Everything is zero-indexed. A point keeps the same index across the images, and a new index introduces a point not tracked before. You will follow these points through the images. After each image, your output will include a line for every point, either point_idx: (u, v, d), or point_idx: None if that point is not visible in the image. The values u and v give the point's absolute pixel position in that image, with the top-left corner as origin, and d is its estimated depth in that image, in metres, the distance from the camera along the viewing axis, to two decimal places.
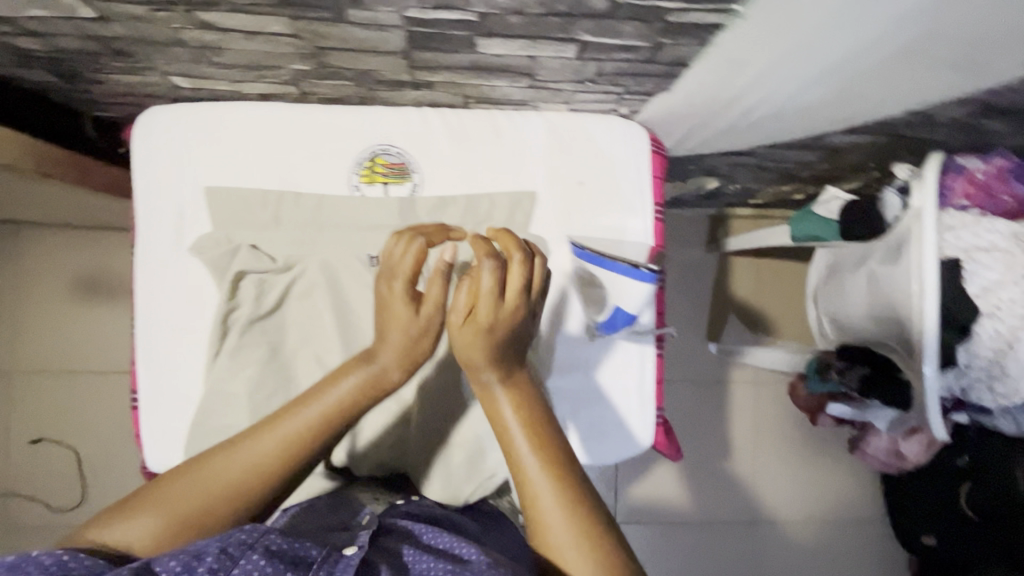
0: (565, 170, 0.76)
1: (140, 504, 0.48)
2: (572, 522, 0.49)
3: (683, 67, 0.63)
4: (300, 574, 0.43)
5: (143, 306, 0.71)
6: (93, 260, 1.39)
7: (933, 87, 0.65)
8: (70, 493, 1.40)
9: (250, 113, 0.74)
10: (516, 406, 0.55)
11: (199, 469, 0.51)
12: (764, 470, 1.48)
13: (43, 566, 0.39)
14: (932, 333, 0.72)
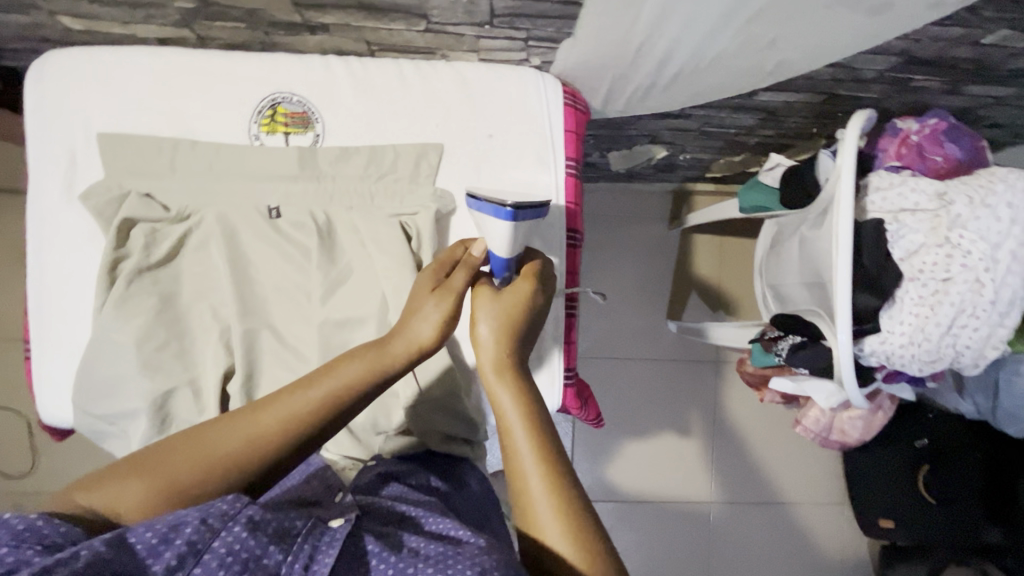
0: (473, 122, 0.74)
1: (129, 470, 0.48)
2: (558, 505, 0.50)
3: (577, 7, 0.60)
4: (284, 546, 0.45)
5: (35, 255, 0.70)
6: None
7: (843, 31, 0.62)
8: (19, 460, 1.39)
9: (147, 58, 0.71)
10: (516, 392, 0.57)
11: (191, 440, 0.51)
12: (727, 452, 1.41)
13: (15, 531, 0.40)
14: (844, 295, 0.69)
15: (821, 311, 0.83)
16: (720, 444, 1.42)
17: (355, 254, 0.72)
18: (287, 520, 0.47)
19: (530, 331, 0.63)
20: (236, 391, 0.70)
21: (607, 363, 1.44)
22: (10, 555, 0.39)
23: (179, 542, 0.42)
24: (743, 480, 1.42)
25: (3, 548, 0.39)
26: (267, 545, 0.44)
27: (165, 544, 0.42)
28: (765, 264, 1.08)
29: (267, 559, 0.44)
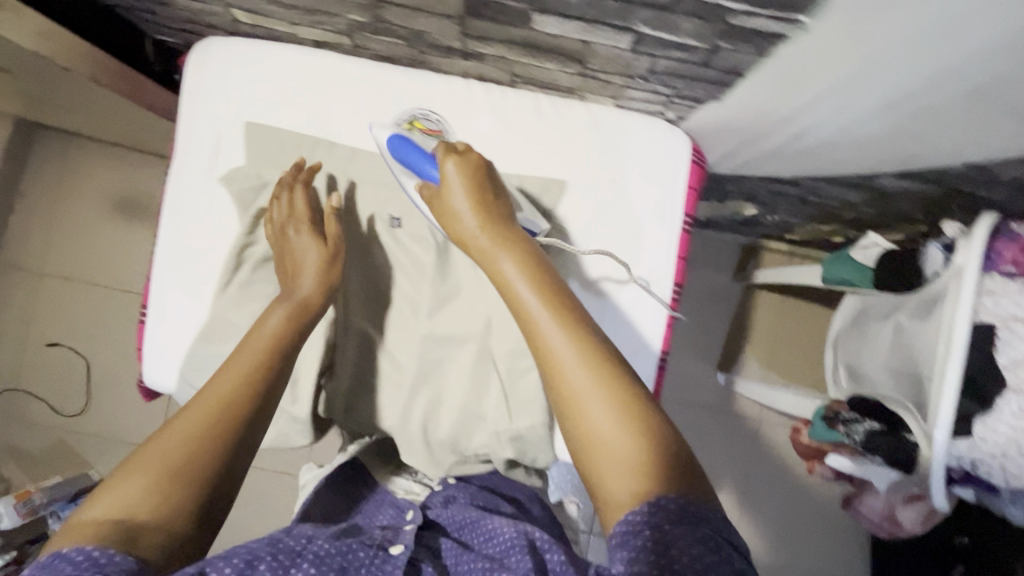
0: (598, 165, 0.76)
1: (118, 480, 0.47)
2: (603, 385, 0.50)
3: (737, 77, 0.61)
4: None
5: (168, 228, 0.75)
6: (140, 182, 1.50)
7: (997, 138, 0.62)
8: (74, 399, 1.48)
9: (303, 59, 0.75)
10: (532, 281, 0.58)
11: (173, 426, 0.51)
12: (762, 511, 1.42)
13: (80, 560, 0.42)
14: (950, 399, 0.69)
15: (906, 403, 0.82)
16: (804, 503, 1.42)
17: (465, 274, 0.74)
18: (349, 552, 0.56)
19: (503, 209, 0.66)
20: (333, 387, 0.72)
21: (682, 408, 1.45)
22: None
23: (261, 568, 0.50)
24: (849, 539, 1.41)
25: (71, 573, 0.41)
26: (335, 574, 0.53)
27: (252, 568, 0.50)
28: (842, 338, 1.07)
29: None
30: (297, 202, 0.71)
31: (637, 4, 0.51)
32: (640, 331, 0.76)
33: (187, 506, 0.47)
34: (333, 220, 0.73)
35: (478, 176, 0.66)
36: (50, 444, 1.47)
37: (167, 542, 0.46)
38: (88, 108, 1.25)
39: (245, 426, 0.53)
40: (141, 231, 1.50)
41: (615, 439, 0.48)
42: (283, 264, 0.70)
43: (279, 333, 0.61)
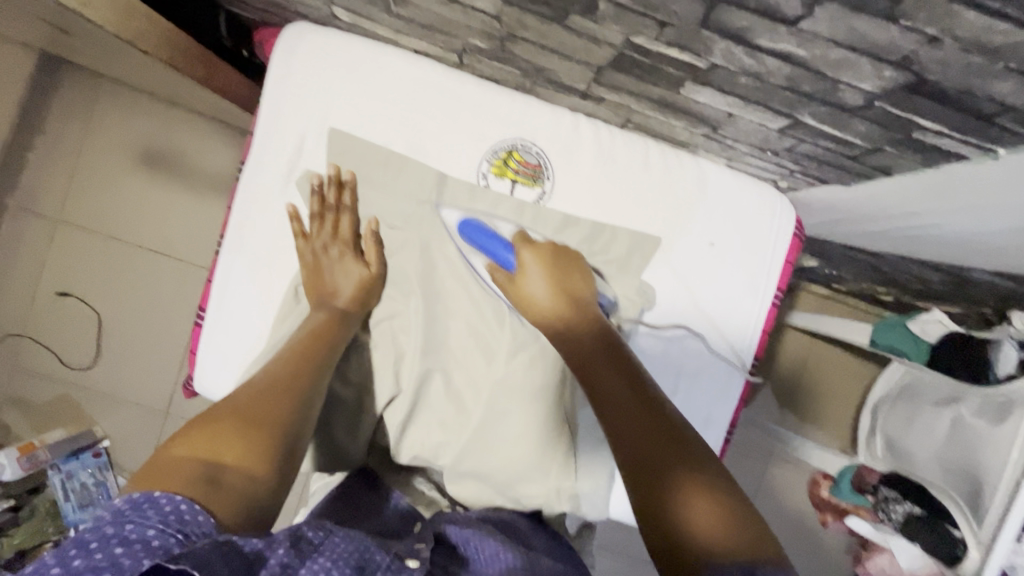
0: (699, 226, 0.72)
1: (200, 430, 0.47)
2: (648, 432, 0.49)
3: (883, 175, 0.56)
4: None
5: (237, 232, 0.71)
6: (170, 136, 1.40)
7: None
8: (82, 353, 1.42)
9: (400, 68, 0.69)
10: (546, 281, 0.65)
11: (246, 393, 0.52)
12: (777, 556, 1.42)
13: (162, 514, 0.39)
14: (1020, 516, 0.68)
15: (956, 497, 0.81)
16: (804, 547, 1.43)
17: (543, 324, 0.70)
18: (367, 553, 0.45)
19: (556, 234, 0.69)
20: (395, 421, 0.70)
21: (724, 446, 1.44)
22: (156, 538, 0.37)
23: (276, 555, 0.39)
24: None
25: (151, 530, 0.37)
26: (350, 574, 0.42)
27: (265, 553, 0.39)
28: (884, 408, 1.08)
29: None
30: (344, 225, 0.70)
31: (817, 100, 0.46)
32: (713, 404, 0.73)
33: (267, 462, 0.47)
34: (373, 246, 0.71)
35: (548, 254, 0.67)
36: (56, 394, 1.42)
37: (248, 494, 0.44)
38: (122, 57, 1.15)
39: (307, 406, 0.55)
40: (163, 188, 1.41)
41: (652, 482, 0.46)
42: (313, 281, 0.68)
43: (324, 331, 0.64)
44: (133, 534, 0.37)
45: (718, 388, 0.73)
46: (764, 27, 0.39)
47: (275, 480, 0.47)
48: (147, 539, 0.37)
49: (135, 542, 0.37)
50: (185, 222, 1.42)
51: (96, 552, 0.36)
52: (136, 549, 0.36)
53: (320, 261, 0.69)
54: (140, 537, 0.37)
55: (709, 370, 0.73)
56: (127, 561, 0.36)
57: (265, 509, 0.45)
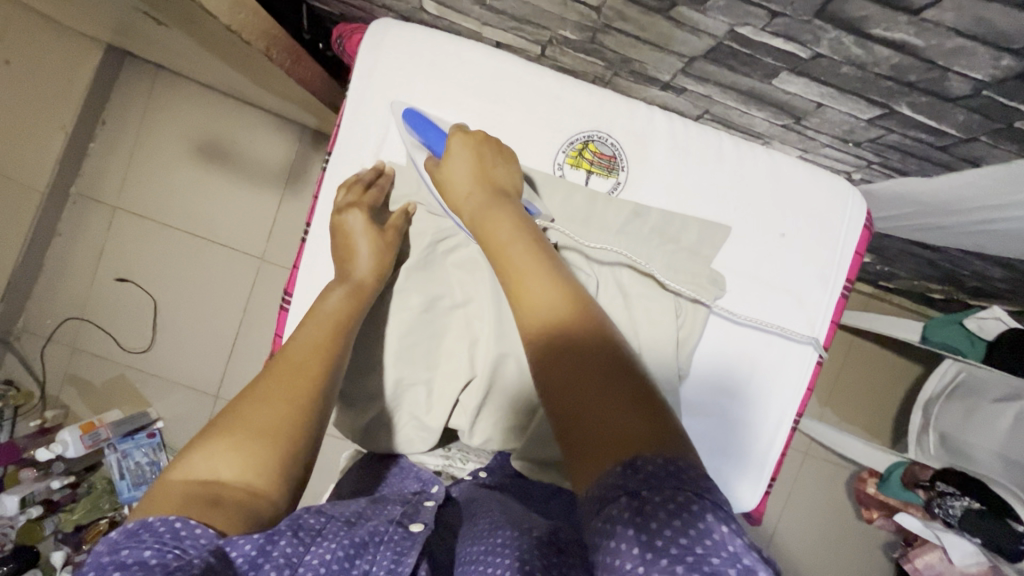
0: (769, 219, 0.73)
1: (202, 445, 0.46)
2: (551, 329, 0.45)
3: (969, 165, 0.57)
4: (368, 554, 0.43)
5: (322, 219, 0.73)
6: (225, 128, 1.44)
7: None
8: (138, 337, 1.47)
9: (481, 59, 0.70)
10: (472, 185, 0.60)
11: (252, 396, 0.51)
12: (814, 552, 1.43)
13: (158, 534, 0.37)
14: None
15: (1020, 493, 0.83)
16: (841, 543, 1.44)
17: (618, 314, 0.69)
18: (370, 531, 0.46)
19: (494, 159, 0.63)
20: (469, 404, 0.72)
21: None
22: (153, 558, 0.35)
23: (279, 547, 0.39)
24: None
25: (146, 551, 0.36)
26: (355, 556, 0.42)
27: (267, 547, 0.39)
28: (936, 404, 1.07)
29: (355, 570, 0.41)
30: (370, 197, 0.70)
31: (920, 89, 0.47)
32: (782, 393, 0.74)
33: (273, 477, 0.46)
34: (397, 223, 0.70)
35: (478, 149, 0.63)
36: (113, 376, 1.47)
37: (250, 510, 0.43)
38: (187, 54, 1.19)
39: (322, 406, 0.54)
40: (217, 178, 1.46)
41: (562, 411, 0.41)
42: (337, 253, 0.68)
43: (342, 315, 0.62)
44: (129, 559, 0.35)
45: (780, 379, 0.74)
46: (884, 16, 0.40)
47: (285, 495, 0.47)
48: (143, 560, 0.35)
49: (131, 565, 0.35)
50: (236, 211, 1.46)
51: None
52: (134, 570, 0.34)
53: (346, 244, 0.68)
54: (136, 559, 0.35)
55: (770, 359, 0.74)
56: None
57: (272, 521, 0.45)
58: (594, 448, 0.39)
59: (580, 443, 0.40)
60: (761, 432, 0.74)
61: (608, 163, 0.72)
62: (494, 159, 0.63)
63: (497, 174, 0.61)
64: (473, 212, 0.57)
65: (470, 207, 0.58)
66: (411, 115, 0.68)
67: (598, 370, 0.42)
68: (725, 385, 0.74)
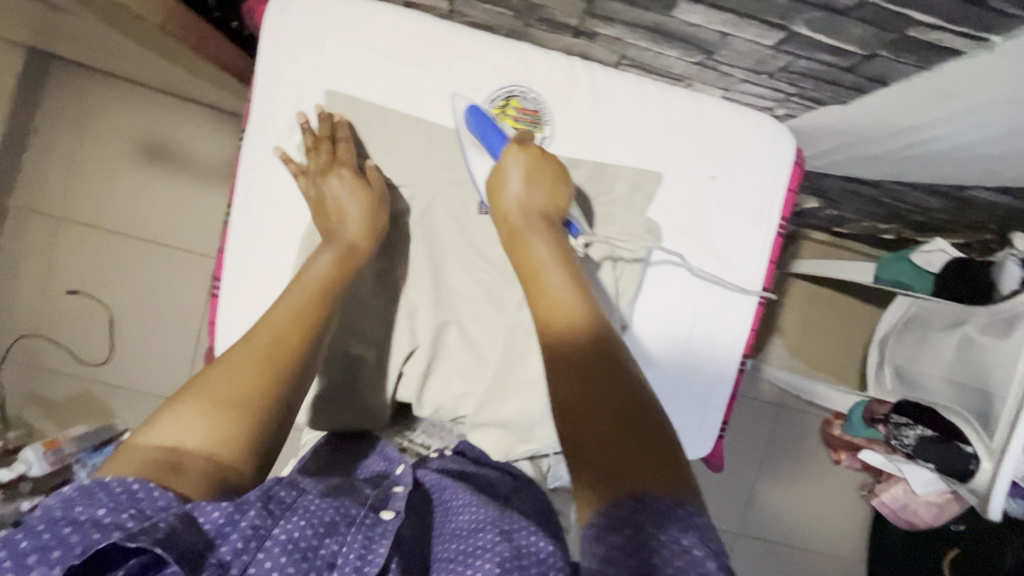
0: (699, 161, 0.72)
1: (170, 412, 0.47)
2: (577, 362, 0.48)
3: (878, 86, 0.58)
4: (337, 535, 0.44)
5: (243, 202, 0.69)
6: (165, 127, 1.40)
7: None
8: (97, 348, 1.44)
9: (390, 18, 0.68)
10: (518, 203, 0.63)
11: (226, 366, 0.51)
12: (790, 500, 1.46)
13: (115, 494, 0.39)
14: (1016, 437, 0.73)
15: (968, 416, 0.84)
16: (815, 488, 1.47)
17: None
18: (342, 509, 0.46)
19: (552, 188, 0.65)
20: (414, 374, 0.71)
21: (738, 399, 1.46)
22: (107, 516, 0.38)
23: (247, 518, 0.41)
24: (852, 521, 1.49)
25: (102, 509, 0.38)
26: (323, 536, 0.43)
27: (232, 518, 0.40)
28: (892, 341, 1.08)
29: (322, 551, 0.42)
30: (339, 150, 0.67)
31: (811, 4, 0.47)
32: (726, 337, 0.74)
33: (240, 446, 0.47)
34: (376, 176, 0.68)
35: (534, 165, 0.65)
36: (77, 392, 1.43)
37: (210, 478, 0.44)
38: (111, 49, 1.14)
39: (297, 377, 0.54)
40: (162, 179, 1.42)
41: (575, 426, 0.45)
42: (319, 213, 0.66)
43: (325, 283, 0.61)
44: (84, 516, 0.38)
45: (724, 323, 0.74)
46: None
47: (251, 464, 0.48)
48: (98, 518, 0.38)
49: (85, 521, 0.38)
50: (185, 211, 1.42)
51: (43, 534, 0.36)
52: (87, 528, 0.37)
53: (316, 205, 0.67)
54: (90, 517, 0.38)
55: (712, 305, 0.73)
56: (75, 541, 0.36)
57: (236, 489, 0.46)
58: (600, 477, 0.42)
59: (587, 464, 0.43)
60: (709, 377, 0.75)
61: (533, 116, 0.70)
62: (551, 191, 0.65)
63: (542, 201, 0.64)
64: (515, 237, 0.61)
65: (513, 227, 0.62)
66: (475, 115, 0.67)
67: (622, 405, 0.45)
68: (671, 333, 0.73)
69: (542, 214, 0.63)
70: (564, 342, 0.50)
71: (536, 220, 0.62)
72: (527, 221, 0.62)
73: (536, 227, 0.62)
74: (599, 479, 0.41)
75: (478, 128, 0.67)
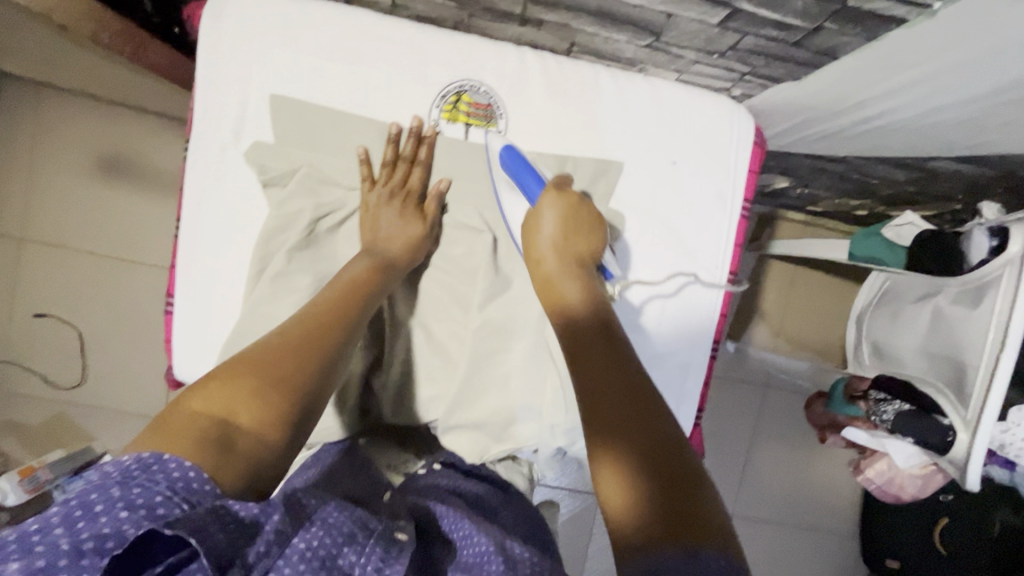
0: (658, 146, 0.71)
1: (218, 384, 0.47)
2: (606, 393, 0.48)
3: (830, 58, 0.57)
4: (356, 546, 0.43)
5: (189, 212, 0.67)
6: (124, 141, 1.36)
7: None
8: (70, 371, 1.40)
9: (330, 14, 0.66)
10: (553, 245, 0.62)
11: (270, 346, 0.52)
12: (779, 481, 1.46)
13: (170, 479, 0.39)
14: (991, 406, 0.72)
15: (944, 388, 0.83)
16: (804, 468, 1.47)
17: (518, 265, 0.69)
18: (361, 520, 0.45)
19: (586, 231, 0.64)
20: (379, 380, 0.69)
21: (722, 384, 1.45)
22: (161, 506, 0.38)
23: (272, 523, 0.40)
24: (843, 498, 1.49)
25: (158, 496, 0.38)
26: (342, 545, 0.42)
27: (260, 520, 0.40)
28: (868, 317, 1.08)
29: (342, 561, 0.42)
30: (409, 174, 0.68)
31: None
32: (697, 323, 0.73)
33: (280, 424, 0.47)
34: (433, 204, 0.68)
35: (570, 207, 0.64)
36: (51, 415, 1.39)
37: (255, 455, 0.45)
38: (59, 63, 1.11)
39: (334, 366, 0.54)
40: (124, 194, 1.38)
41: (621, 471, 0.42)
42: (366, 229, 0.66)
43: (363, 283, 0.62)
44: (139, 499, 0.38)
45: (694, 310, 0.73)
46: None
47: (286, 445, 0.47)
48: (152, 506, 0.38)
49: (141, 507, 0.38)
50: (151, 225, 1.39)
51: (100, 516, 0.37)
52: (139, 514, 0.37)
53: (371, 220, 0.66)
54: (146, 502, 0.38)
55: (681, 293, 0.72)
56: (130, 527, 0.37)
57: (268, 471, 0.46)
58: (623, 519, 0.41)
59: (612, 503, 0.42)
60: (681, 365, 0.73)
61: (486, 108, 0.69)
62: (587, 235, 0.64)
63: (579, 244, 0.63)
64: (547, 276, 0.61)
65: (545, 268, 0.62)
66: (509, 153, 0.66)
67: (649, 443, 0.44)
68: (640, 324, 0.72)
69: (578, 256, 0.63)
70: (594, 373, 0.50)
71: (571, 261, 0.62)
72: (562, 266, 0.62)
73: (570, 271, 0.61)
74: (624, 520, 0.41)
75: (510, 163, 0.66)
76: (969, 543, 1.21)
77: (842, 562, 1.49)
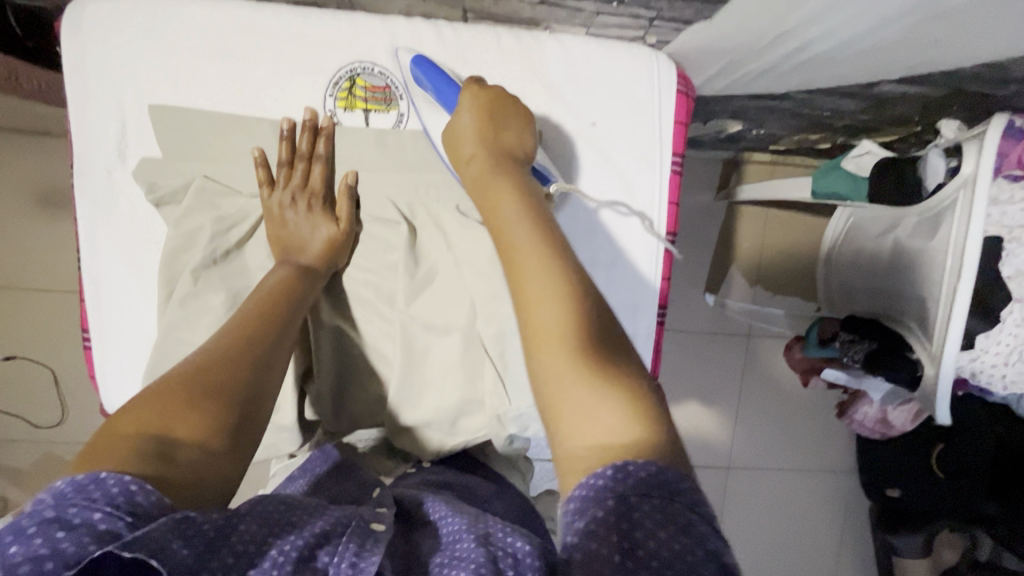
0: (576, 105, 0.66)
1: (144, 402, 0.43)
2: (541, 251, 0.46)
3: None
4: (330, 545, 0.40)
5: (89, 242, 0.64)
6: (44, 169, 1.26)
7: (1009, 35, 0.56)
8: (47, 411, 1.32)
9: (199, 12, 0.61)
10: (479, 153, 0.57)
11: (196, 360, 0.48)
12: (770, 426, 1.45)
13: (109, 495, 0.35)
14: (955, 333, 0.69)
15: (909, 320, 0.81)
16: (794, 410, 1.46)
17: (440, 254, 0.66)
18: (337, 519, 0.42)
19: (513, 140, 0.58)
20: (314, 392, 0.67)
21: (703, 339, 1.42)
22: (102, 522, 0.34)
23: (239, 532, 0.37)
24: (836, 436, 1.48)
25: (98, 513, 0.34)
26: (315, 546, 0.39)
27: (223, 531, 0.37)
28: (835, 255, 1.04)
29: (316, 562, 0.38)
30: (312, 171, 0.64)
31: None
32: (638, 288, 0.70)
33: (222, 429, 0.43)
34: (346, 202, 0.64)
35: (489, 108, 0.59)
36: (38, 458, 1.32)
37: (199, 462, 0.41)
38: None
39: (266, 366, 0.51)
40: (54, 225, 1.28)
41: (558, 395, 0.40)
42: (277, 238, 0.62)
43: (287, 286, 0.58)
44: (77, 518, 0.33)
45: (637, 276, 0.69)
46: None
47: (233, 449, 0.43)
48: (93, 523, 0.33)
49: (80, 525, 0.33)
50: None
51: (35, 538, 0.32)
52: (80, 534, 0.33)
53: (280, 226, 0.63)
54: (85, 521, 0.33)
55: (618, 261, 0.69)
56: (69, 548, 0.32)
57: (220, 481, 0.41)
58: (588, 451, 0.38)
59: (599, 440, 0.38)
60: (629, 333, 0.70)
61: (384, 93, 0.64)
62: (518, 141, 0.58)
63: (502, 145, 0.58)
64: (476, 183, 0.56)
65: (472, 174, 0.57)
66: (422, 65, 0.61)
67: (570, 323, 0.41)
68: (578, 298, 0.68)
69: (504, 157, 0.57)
70: (532, 230, 0.49)
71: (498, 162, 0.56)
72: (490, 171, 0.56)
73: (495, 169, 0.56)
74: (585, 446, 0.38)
75: (426, 76, 0.61)
76: (966, 467, 1.15)
77: (843, 498, 1.48)
